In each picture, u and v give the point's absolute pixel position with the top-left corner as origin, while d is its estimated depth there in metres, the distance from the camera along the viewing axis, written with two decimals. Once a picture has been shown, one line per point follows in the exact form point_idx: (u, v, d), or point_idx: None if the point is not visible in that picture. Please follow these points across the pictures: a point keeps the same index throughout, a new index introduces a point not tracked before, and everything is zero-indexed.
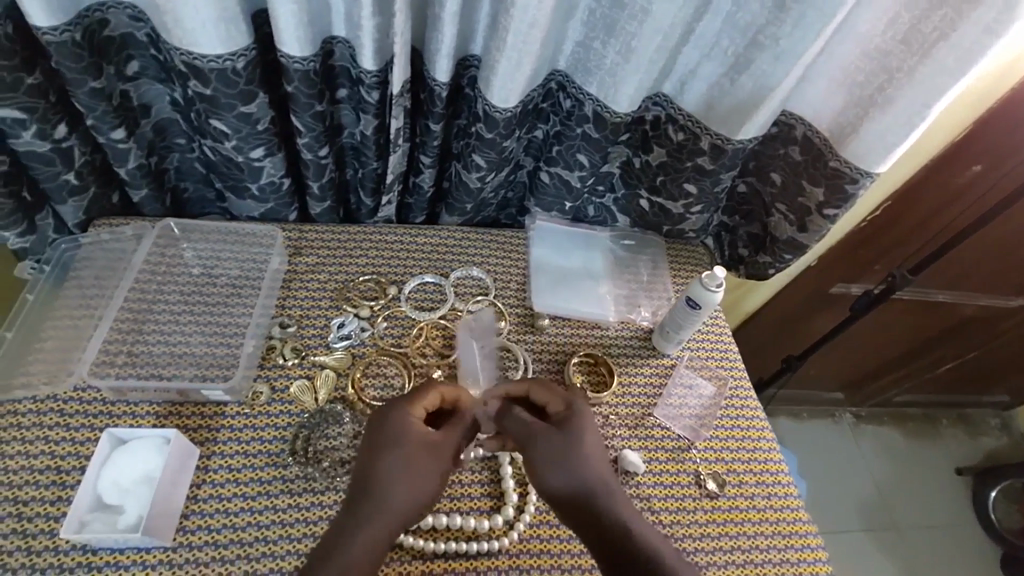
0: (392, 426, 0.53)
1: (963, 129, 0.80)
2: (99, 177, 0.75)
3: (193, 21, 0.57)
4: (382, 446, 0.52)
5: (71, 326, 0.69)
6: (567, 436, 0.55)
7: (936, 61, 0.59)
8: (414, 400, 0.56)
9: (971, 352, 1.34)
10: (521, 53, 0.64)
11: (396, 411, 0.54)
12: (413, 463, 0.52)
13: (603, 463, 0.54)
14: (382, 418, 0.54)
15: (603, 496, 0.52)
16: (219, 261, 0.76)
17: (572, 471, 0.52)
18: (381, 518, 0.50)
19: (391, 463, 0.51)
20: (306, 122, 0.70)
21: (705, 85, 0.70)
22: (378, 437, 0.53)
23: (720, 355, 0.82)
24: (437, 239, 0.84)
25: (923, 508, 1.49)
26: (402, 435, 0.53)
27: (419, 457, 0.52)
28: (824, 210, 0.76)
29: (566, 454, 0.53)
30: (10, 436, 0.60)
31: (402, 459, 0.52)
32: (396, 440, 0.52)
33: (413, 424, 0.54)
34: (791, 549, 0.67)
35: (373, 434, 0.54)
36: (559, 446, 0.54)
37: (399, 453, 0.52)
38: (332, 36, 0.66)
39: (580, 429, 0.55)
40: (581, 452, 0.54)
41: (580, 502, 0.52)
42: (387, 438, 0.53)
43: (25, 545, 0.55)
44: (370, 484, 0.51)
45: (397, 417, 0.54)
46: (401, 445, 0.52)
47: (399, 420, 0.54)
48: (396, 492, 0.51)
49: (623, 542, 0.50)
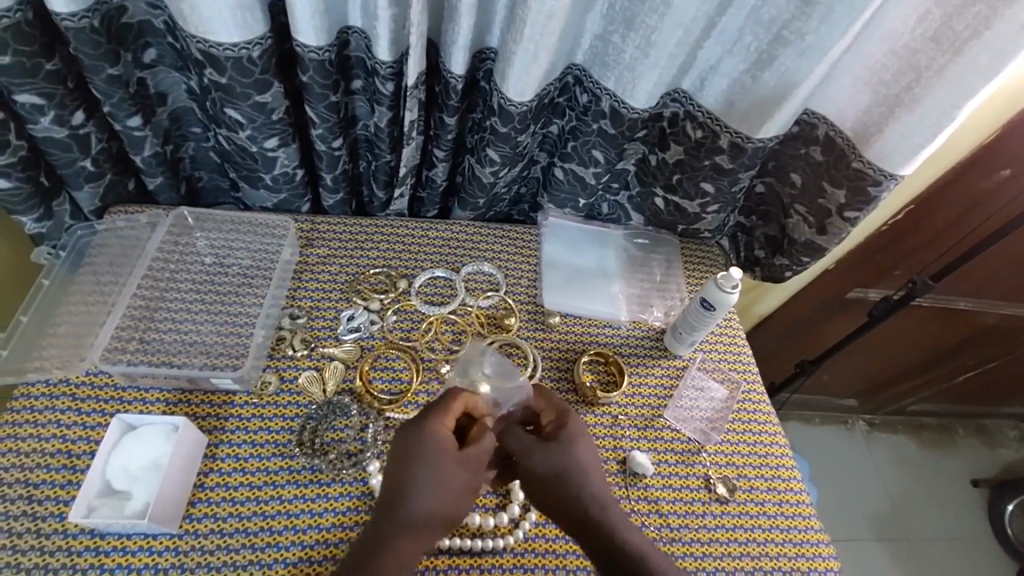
0: (422, 437, 0.52)
1: (991, 132, 0.77)
2: (116, 164, 0.75)
3: (209, 8, 0.57)
4: (412, 458, 0.51)
5: (85, 311, 0.69)
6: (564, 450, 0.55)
7: (969, 59, 0.57)
8: (444, 411, 0.54)
9: (992, 362, 1.30)
10: (538, 46, 0.63)
11: (425, 422, 0.53)
12: (448, 475, 0.51)
13: (599, 481, 0.55)
14: (412, 432, 0.52)
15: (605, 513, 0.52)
16: (231, 250, 0.76)
17: (571, 477, 0.54)
18: (414, 529, 0.49)
19: (426, 476, 0.50)
20: (320, 112, 0.69)
21: (727, 81, 0.69)
22: (408, 449, 0.51)
23: (733, 357, 0.80)
24: (449, 234, 0.84)
25: (937, 519, 1.46)
26: (434, 447, 0.51)
27: (455, 468, 0.52)
28: (845, 212, 0.74)
29: (564, 463, 0.54)
30: (23, 419, 0.61)
31: (435, 467, 0.51)
32: (430, 454, 0.51)
33: (442, 436, 0.52)
34: (802, 557, 0.65)
35: (400, 445, 0.52)
36: (558, 455, 0.54)
37: (434, 463, 0.51)
38: (348, 27, 0.65)
39: (575, 441, 0.56)
40: (577, 464, 0.55)
41: (578, 514, 0.52)
42: (421, 451, 0.51)
43: (35, 528, 0.55)
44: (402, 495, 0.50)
45: (428, 428, 0.52)
46: (433, 457, 0.51)
47: (431, 430, 0.52)
48: (431, 503, 0.50)
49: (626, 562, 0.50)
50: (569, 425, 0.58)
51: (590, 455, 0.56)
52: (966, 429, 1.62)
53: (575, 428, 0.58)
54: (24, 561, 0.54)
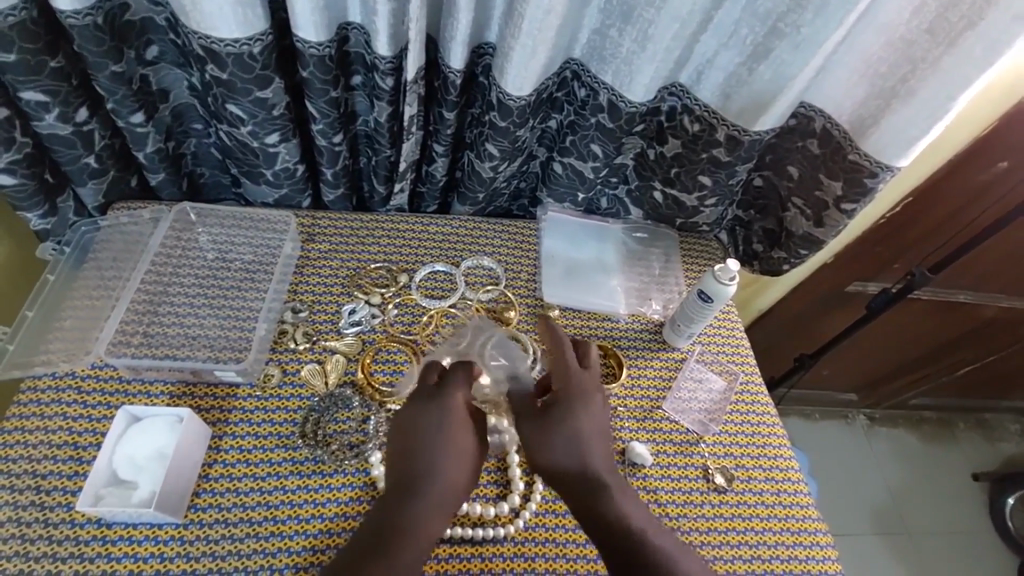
0: (439, 408, 0.56)
1: (988, 125, 0.77)
2: (119, 161, 0.76)
3: (211, 5, 0.57)
4: (427, 430, 0.55)
5: (89, 306, 0.70)
6: (571, 428, 0.56)
7: (963, 50, 0.58)
8: (459, 384, 0.58)
9: (993, 355, 1.31)
10: (536, 41, 0.63)
11: (440, 393, 0.57)
12: (461, 444, 0.55)
13: (604, 455, 0.57)
14: (426, 403, 0.56)
15: (609, 492, 0.54)
16: (233, 245, 0.77)
17: (577, 456, 0.55)
18: (433, 503, 0.52)
19: (441, 448, 0.54)
20: (320, 108, 0.70)
21: (723, 75, 0.69)
22: (424, 420, 0.55)
23: (731, 349, 0.81)
24: (449, 228, 0.84)
25: (937, 512, 1.46)
26: (443, 435, 0.55)
27: (463, 436, 0.55)
28: (842, 204, 0.75)
29: (569, 440, 0.56)
30: (30, 412, 0.62)
31: (449, 437, 0.55)
32: (442, 447, 0.54)
33: (450, 426, 0.55)
34: (799, 546, 0.66)
35: (413, 440, 0.54)
36: (565, 432, 0.56)
37: (449, 432, 0.55)
38: (348, 23, 0.66)
39: (579, 417, 0.57)
40: (583, 443, 0.56)
41: (581, 494, 0.55)
42: (434, 424, 0.55)
43: (42, 518, 0.56)
44: (420, 468, 0.53)
45: (442, 399, 0.56)
46: (440, 445, 0.54)
47: (446, 401, 0.56)
48: (446, 477, 0.53)
49: (628, 542, 0.52)
50: (575, 399, 0.58)
51: (596, 426, 0.58)
52: (967, 423, 1.62)
53: (581, 400, 0.59)
54: (33, 550, 0.55)
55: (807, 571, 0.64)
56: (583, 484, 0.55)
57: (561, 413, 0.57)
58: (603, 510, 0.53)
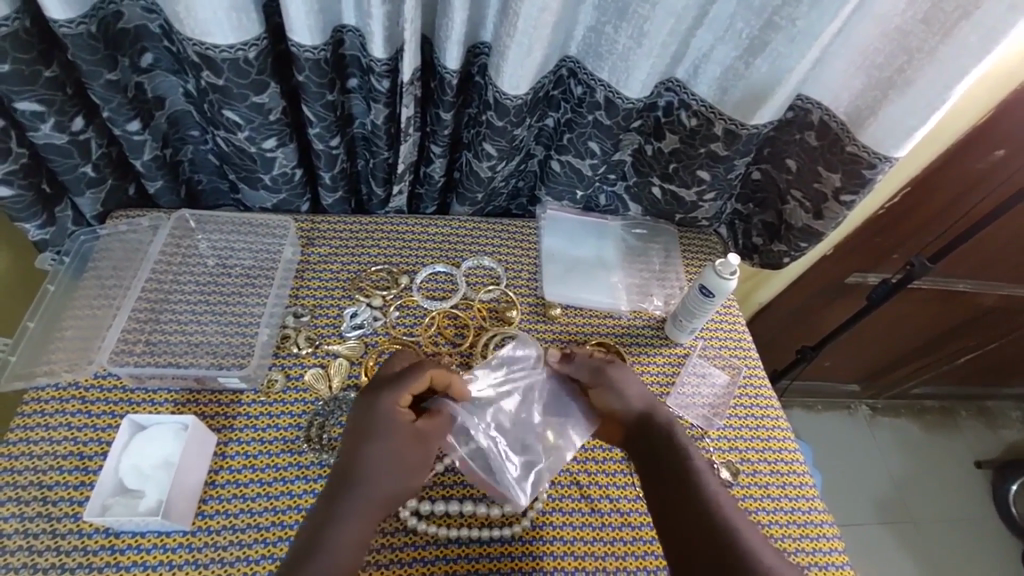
0: (374, 407, 0.58)
1: (985, 113, 0.77)
2: (116, 169, 0.76)
3: (205, 10, 0.57)
4: (370, 429, 0.57)
5: (90, 315, 0.70)
6: (627, 381, 0.65)
7: (960, 39, 0.58)
8: (406, 383, 0.59)
9: (994, 342, 1.31)
10: (532, 39, 0.63)
11: (382, 389, 0.59)
12: (397, 448, 0.56)
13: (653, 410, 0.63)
14: (368, 400, 0.58)
15: (676, 440, 0.60)
16: (232, 251, 0.77)
17: (639, 405, 0.63)
18: (364, 501, 0.54)
19: (376, 450, 0.56)
20: (317, 112, 0.70)
21: (720, 69, 0.69)
22: (362, 418, 0.58)
23: (734, 343, 0.81)
24: (449, 228, 0.84)
25: (942, 501, 1.47)
26: (381, 435, 0.56)
27: (399, 441, 0.57)
28: (841, 196, 0.75)
29: (629, 393, 0.64)
30: (35, 423, 0.62)
31: (388, 445, 0.56)
32: (376, 447, 0.56)
33: (389, 429, 0.57)
34: (806, 538, 0.66)
35: (358, 432, 0.57)
36: (630, 384, 0.65)
37: (387, 431, 0.57)
38: (343, 25, 0.66)
39: (634, 378, 0.66)
40: (643, 400, 0.64)
41: (645, 436, 0.61)
42: (376, 426, 0.57)
43: (49, 529, 0.56)
44: (355, 467, 0.55)
45: (383, 397, 0.58)
46: (377, 444, 0.56)
47: (383, 400, 0.58)
48: (377, 481, 0.55)
49: (682, 480, 0.56)
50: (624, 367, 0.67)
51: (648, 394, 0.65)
52: (969, 411, 1.63)
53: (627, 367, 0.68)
54: (40, 561, 0.55)
55: (815, 563, 0.64)
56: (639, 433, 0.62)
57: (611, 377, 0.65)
58: (663, 448, 0.59)
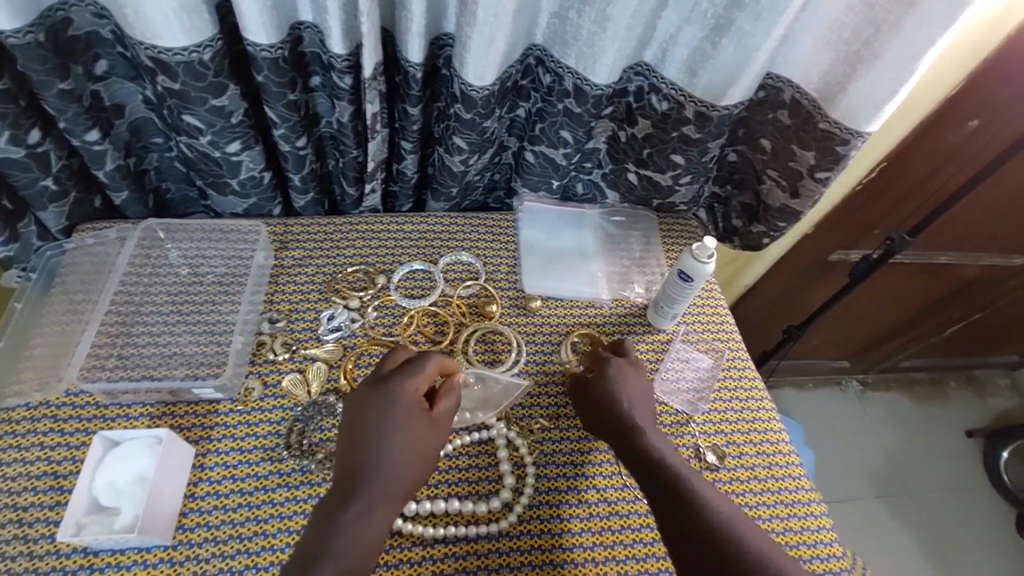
0: (390, 393, 0.56)
1: (956, 84, 0.77)
2: (79, 181, 0.74)
3: (153, 13, 0.55)
4: (376, 424, 0.54)
5: (60, 332, 0.69)
6: (620, 381, 0.64)
7: (924, 10, 0.57)
8: (416, 373, 0.58)
9: (978, 312, 1.31)
10: (493, 27, 0.62)
11: (391, 381, 0.57)
12: (406, 441, 0.54)
13: (648, 414, 0.63)
14: (376, 392, 0.56)
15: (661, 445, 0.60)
16: (205, 259, 0.76)
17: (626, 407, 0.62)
18: (374, 501, 0.52)
19: (384, 447, 0.53)
20: (280, 112, 0.69)
21: (687, 51, 0.68)
22: (373, 407, 0.55)
23: (717, 326, 0.81)
24: (425, 226, 0.83)
25: (934, 471, 1.48)
26: (388, 431, 0.54)
27: (411, 434, 0.55)
28: (815, 173, 0.74)
29: (624, 392, 0.63)
30: (6, 444, 0.60)
31: (398, 440, 0.54)
32: (387, 443, 0.54)
33: (399, 424, 0.55)
34: (795, 517, 0.66)
35: (365, 426, 0.54)
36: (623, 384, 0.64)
37: (398, 426, 0.54)
38: (299, 22, 0.64)
39: (625, 374, 0.65)
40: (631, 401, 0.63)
41: (630, 437, 0.61)
42: (383, 421, 0.54)
43: (26, 550, 0.55)
44: (361, 466, 0.53)
45: (393, 388, 0.56)
46: (388, 441, 0.54)
47: (399, 385, 0.56)
48: (387, 480, 0.53)
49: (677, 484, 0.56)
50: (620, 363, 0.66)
51: (641, 390, 0.65)
52: (957, 380, 1.65)
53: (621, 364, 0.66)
54: None
55: (804, 542, 0.64)
56: (622, 429, 0.61)
57: (616, 371, 0.65)
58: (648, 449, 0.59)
